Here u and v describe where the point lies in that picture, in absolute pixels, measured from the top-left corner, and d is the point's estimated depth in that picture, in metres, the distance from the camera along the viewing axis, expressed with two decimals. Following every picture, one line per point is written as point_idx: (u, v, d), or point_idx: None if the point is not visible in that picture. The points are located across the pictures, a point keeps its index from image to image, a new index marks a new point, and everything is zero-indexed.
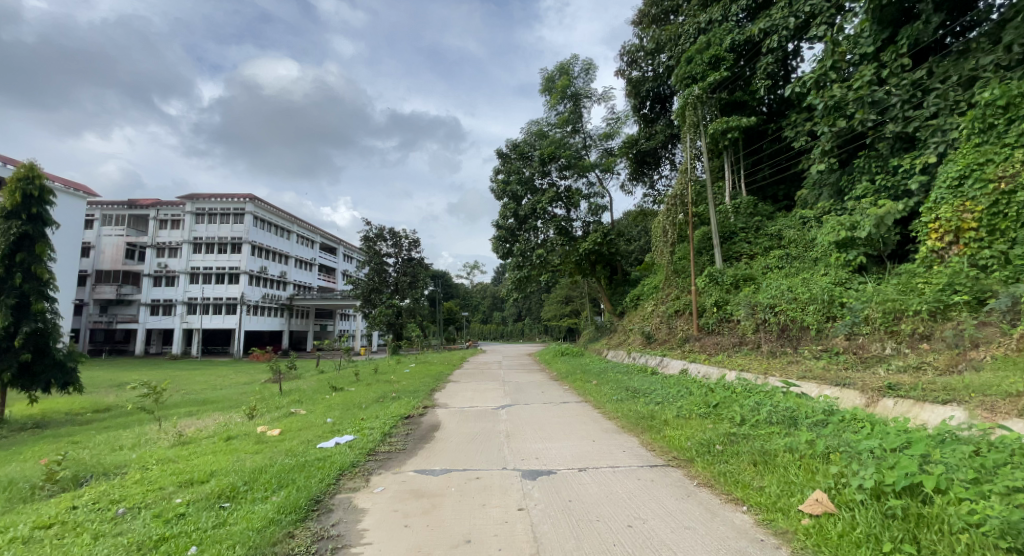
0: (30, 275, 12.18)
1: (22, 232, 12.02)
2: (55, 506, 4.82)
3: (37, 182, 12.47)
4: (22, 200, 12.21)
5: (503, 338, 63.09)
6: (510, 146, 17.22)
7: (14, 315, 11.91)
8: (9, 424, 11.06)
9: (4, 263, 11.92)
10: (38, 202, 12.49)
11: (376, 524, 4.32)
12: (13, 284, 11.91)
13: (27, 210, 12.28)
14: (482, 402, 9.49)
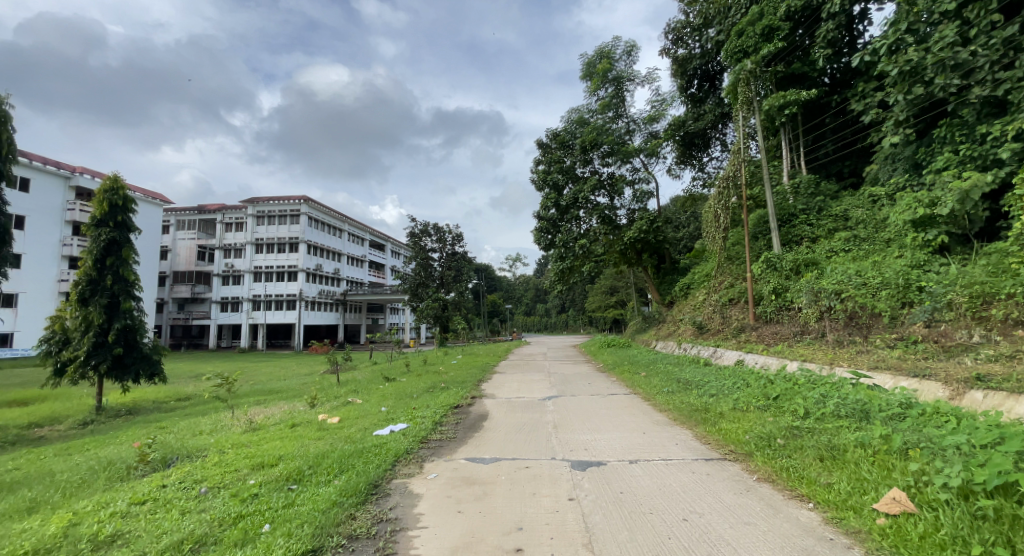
0: (119, 277, 13.19)
1: (110, 238, 13.03)
2: (147, 484, 5.20)
3: (122, 193, 13.43)
4: (110, 209, 13.19)
5: (547, 331, 62.86)
6: (551, 136, 17.35)
7: (107, 313, 12.97)
8: (106, 410, 12.10)
9: (97, 267, 12.95)
10: (123, 211, 13.45)
11: (430, 509, 4.37)
12: (105, 285, 12.94)
13: (115, 219, 13.23)
14: (529, 392, 9.46)
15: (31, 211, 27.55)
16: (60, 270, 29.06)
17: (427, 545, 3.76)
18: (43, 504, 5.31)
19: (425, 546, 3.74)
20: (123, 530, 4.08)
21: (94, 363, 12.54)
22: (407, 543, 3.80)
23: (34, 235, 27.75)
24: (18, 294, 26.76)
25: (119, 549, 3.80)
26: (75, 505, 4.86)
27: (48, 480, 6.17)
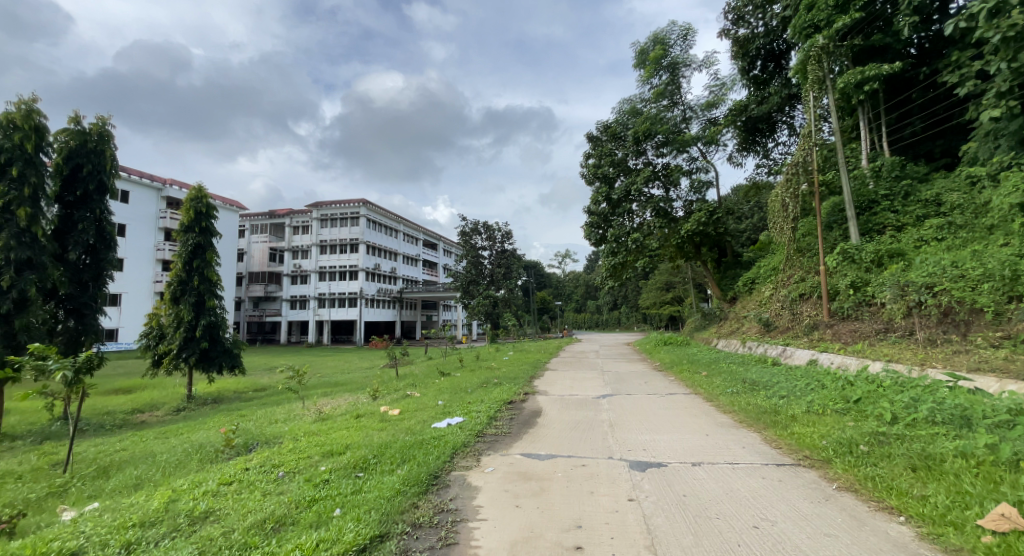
0: (205, 277, 14.14)
1: (196, 242, 14.02)
2: (233, 467, 5.50)
3: (205, 201, 14.42)
4: (195, 216, 14.17)
5: (599, 328, 61.93)
6: (602, 129, 16.91)
7: (195, 310, 13.96)
8: (195, 398, 13.02)
9: (185, 269, 13.94)
10: (207, 217, 14.41)
11: (489, 501, 4.34)
12: (193, 285, 13.93)
13: (200, 225, 14.18)
14: (583, 390, 9.27)
15: (131, 220, 30.20)
16: (155, 273, 31.68)
17: (486, 538, 3.73)
18: (146, 482, 5.72)
19: (484, 539, 3.71)
20: (214, 508, 4.31)
21: (185, 356, 13.52)
22: (467, 534, 3.79)
23: (133, 241, 30.41)
24: (120, 294, 29.44)
25: (211, 525, 4.01)
26: (173, 483, 5.21)
27: (150, 460, 6.67)
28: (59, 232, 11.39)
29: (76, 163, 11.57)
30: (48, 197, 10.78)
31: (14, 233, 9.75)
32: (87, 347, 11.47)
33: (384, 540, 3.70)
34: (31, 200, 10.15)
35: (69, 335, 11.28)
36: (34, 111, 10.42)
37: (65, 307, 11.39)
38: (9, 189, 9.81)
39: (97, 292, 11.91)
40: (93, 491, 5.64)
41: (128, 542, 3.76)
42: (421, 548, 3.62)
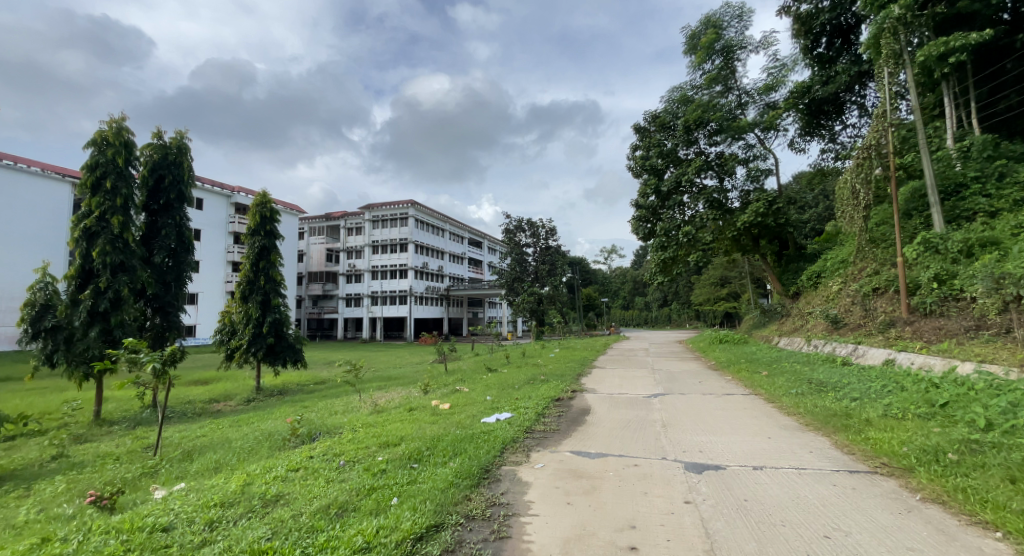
0: (270, 277, 14.85)
1: (261, 245, 14.71)
2: (298, 454, 5.70)
3: (269, 206, 15.03)
4: (261, 220, 14.89)
5: (647, 325, 60.44)
6: (650, 119, 16.42)
7: (262, 308, 14.68)
8: (264, 389, 13.65)
9: (253, 269, 14.69)
10: (272, 221, 15.08)
11: (540, 497, 4.28)
12: (259, 284, 14.64)
13: (265, 228, 14.87)
14: (634, 389, 9.00)
15: (205, 226, 32.27)
16: (226, 274, 33.66)
17: (538, 533, 3.67)
18: (224, 466, 6.01)
19: (537, 535, 3.65)
20: (283, 492, 4.45)
21: (254, 350, 14.21)
22: (520, 529, 3.76)
23: (207, 244, 32.41)
24: (197, 294, 31.44)
25: (282, 508, 4.14)
26: (246, 468, 5.46)
27: (226, 446, 7.04)
28: (144, 238, 12.25)
29: (159, 175, 12.32)
30: (136, 206, 11.55)
31: (108, 239, 10.56)
32: (171, 341, 12.30)
33: (440, 531, 3.73)
34: (122, 209, 10.91)
35: (155, 331, 12.13)
36: (122, 129, 11.15)
37: (152, 305, 12.27)
38: (102, 200, 10.65)
39: (178, 292, 12.74)
40: (179, 472, 5.97)
41: (211, 520, 3.94)
42: (475, 540, 3.62)
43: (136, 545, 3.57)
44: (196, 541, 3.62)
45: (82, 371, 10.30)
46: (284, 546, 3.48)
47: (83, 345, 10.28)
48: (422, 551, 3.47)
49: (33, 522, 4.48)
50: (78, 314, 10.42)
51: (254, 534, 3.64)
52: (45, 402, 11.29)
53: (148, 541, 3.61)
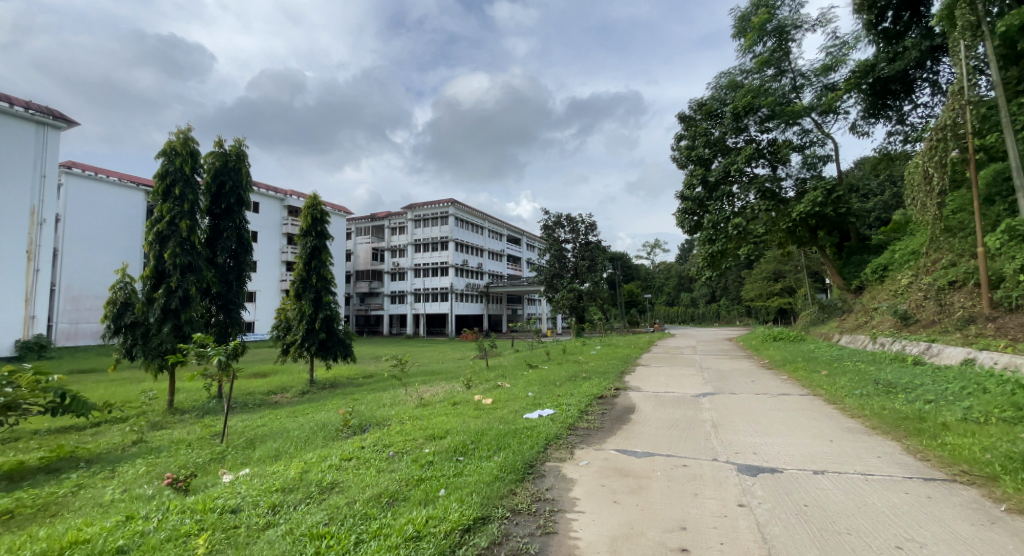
0: (321, 277, 15.28)
1: (313, 245, 15.16)
2: (350, 445, 5.79)
3: (320, 209, 15.43)
4: (313, 221, 15.32)
5: (693, 321, 58.60)
6: (696, 107, 15.84)
7: (314, 305, 15.13)
8: (317, 382, 14.09)
9: (305, 269, 15.16)
10: (322, 222, 15.49)
11: (586, 495, 4.17)
12: (311, 283, 15.10)
13: (316, 230, 15.29)
14: (681, 387, 8.67)
15: (262, 228, 33.67)
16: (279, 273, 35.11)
17: (585, 530, 3.60)
18: (283, 453, 6.17)
19: (584, 532, 3.58)
20: (338, 480, 4.50)
21: (307, 346, 14.69)
22: (566, 525, 3.69)
23: (264, 247, 33.83)
24: (255, 292, 32.97)
25: (337, 494, 4.19)
26: (303, 456, 5.59)
27: (284, 435, 7.26)
28: (208, 240, 12.80)
29: (220, 181, 12.85)
30: (201, 210, 12.16)
31: (178, 241, 11.18)
32: (234, 337, 12.84)
33: (486, 524, 3.70)
34: (189, 214, 11.50)
35: (219, 326, 12.63)
36: (188, 139, 11.71)
37: (216, 303, 12.75)
38: (172, 206, 11.27)
39: (239, 290, 13.27)
40: (244, 458, 6.17)
41: (273, 505, 4.02)
42: (521, 535, 3.58)
43: (208, 525, 3.70)
44: (261, 523, 3.70)
45: (157, 363, 10.88)
46: (341, 532, 3.51)
47: (158, 339, 10.86)
48: (470, 542, 3.45)
49: (116, 500, 4.72)
50: (153, 310, 11.04)
51: (312, 519, 3.69)
52: (124, 391, 12.08)
53: (219, 521, 3.74)
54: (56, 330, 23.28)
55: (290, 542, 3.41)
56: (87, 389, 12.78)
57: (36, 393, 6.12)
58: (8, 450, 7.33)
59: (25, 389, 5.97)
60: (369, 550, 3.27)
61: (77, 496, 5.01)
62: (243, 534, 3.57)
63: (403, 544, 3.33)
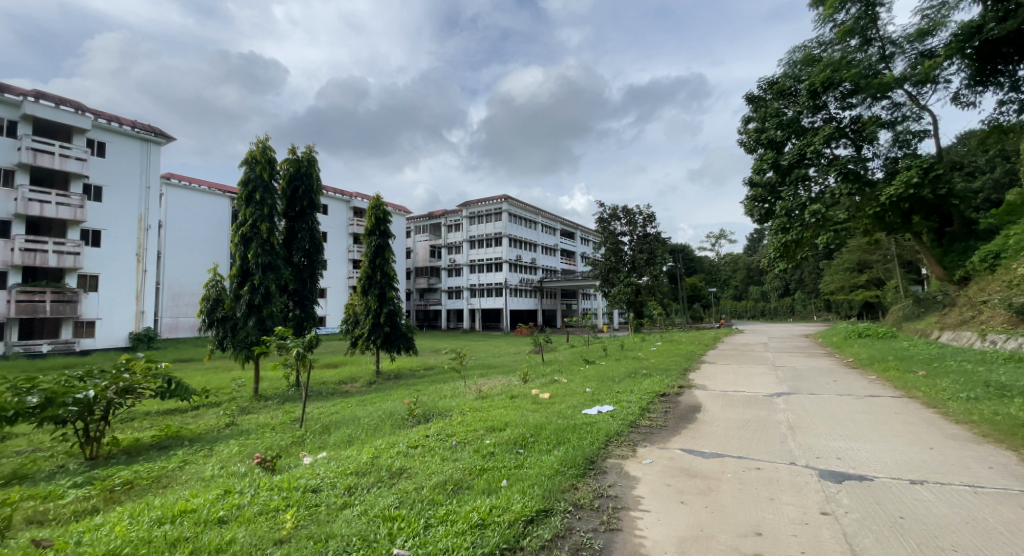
0: (385, 273, 15.76)
1: (377, 244, 15.66)
2: (415, 433, 5.87)
3: (383, 209, 15.92)
4: (376, 221, 15.80)
5: (764, 317, 55.34)
6: (767, 86, 14.84)
7: (378, 301, 15.63)
8: (382, 373, 14.57)
9: (370, 266, 15.68)
10: (385, 222, 15.92)
11: (650, 493, 3.95)
12: (375, 279, 15.63)
13: (379, 229, 15.73)
14: (751, 387, 8.14)
15: (330, 229, 35.38)
16: (347, 269, 36.75)
17: (651, 529, 3.39)
18: (356, 439, 6.36)
19: (650, 531, 3.37)
20: (406, 466, 4.55)
21: (373, 339, 15.19)
22: (631, 523, 3.50)
23: (332, 247, 35.53)
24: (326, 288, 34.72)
25: (406, 479, 4.23)
26: (373, 443, 5.73)
27: (355, 422, 7.51)
28: (284, 240, 13.52)
29: (294, 185, 13.54)
30: (279, 213, 12.90)
31: (259, 242, 11.93)
32: (309, 330, 13.56)
33: (550, 516, 3.58)
34: (268, 217, 12.24)
35: (296, 321, 13.38)
36: (266, 147, 12.46)
37: (292, 299, 13.47)
38: (253, 210, 12.01)
39: (313, 286, 13.99)
40: (321, 442, 6.42)
41: (348, 487, 4.11)
42: (585, 530, 3.43)
43: (294, 502, 3.83)
44: (339, 503, 3.79)
45: (245, 354, 11.65)
46: (410, 515, 3.52)
47: (245, 331, 11.63)
48: (534, 533, 3.34)
49: (215, 475, 5.01)
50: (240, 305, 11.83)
51: (384, 502, 3.74)
52: (217, 379, 13.08)
53: (302, 499, 3.86)
54: (160, 323, 25.66)
55: (365, 522, 3.45)
56: (185, 375, 13.95)
57: (147, 377, 6.68)
58: (124, 429, 8.12)
59: (140, 374, 6.55)
60: (438, 534, 3.25)
61: (183, 470, 5.37)
62: (324, 511, 3.66)
63: (469, 531, 3.30)
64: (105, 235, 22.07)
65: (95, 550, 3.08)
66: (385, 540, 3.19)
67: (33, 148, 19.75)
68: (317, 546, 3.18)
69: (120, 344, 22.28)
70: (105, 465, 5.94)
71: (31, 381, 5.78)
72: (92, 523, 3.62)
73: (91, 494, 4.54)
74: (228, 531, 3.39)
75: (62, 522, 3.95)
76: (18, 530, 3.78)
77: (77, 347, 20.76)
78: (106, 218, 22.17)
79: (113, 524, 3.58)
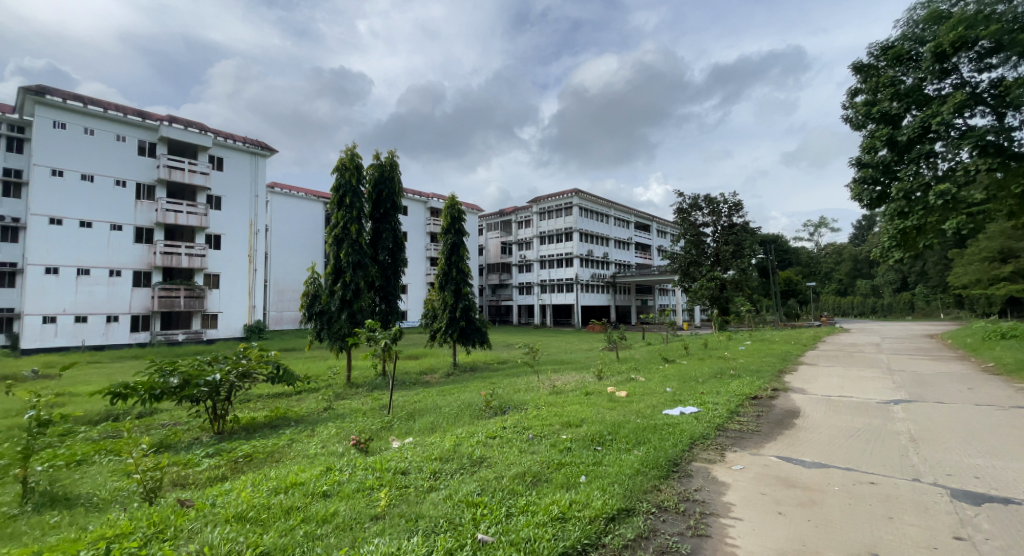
0: (461, 270, 16.20)
1: (452, 242, 16.12)
2: (493, 424, 5.97)
3: (458, 208, 16.37)
4: (452, 220, 16.25)
5: (875, 314, 49.63)
6: (880, 53, 13.29)
7: (455, 296, 16.09)
8: (459, 365, 15.04)
9: (447, 264, 16.19)
10: (459, 221, 16.34)
11: (743, 501, 3.71)
12: (452, 276, 16.12)
13: (455, 227, 16.19)
14: (858, 392, 7.36)
15: (409, 228, 37.04)
16: (425, 267, 38.33)
17: (746, 539, 3.19)
18: (438, 427, 6.62)
19: (744, 540, 3.18)
20: (486, 455, 4.67)
21: (450, 333, 15.70)
22: (721, 530, 3.31)
23: (411, 246, 37.21)
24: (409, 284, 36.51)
25: (486, 468, 4.33)
26: (455, 431, 5.91)
27: (436, 411, 7.81)
28: (371, 240, 14.34)
29: (379, 189, 14.29)
30: (366, 215, 13.73)
31: (350, 243, 12.81)
32: (394, 324, 14.30)
33: (632, 516, 3.49)
34: (357, 220, 13.09)
35: (382, 315, 14.18)
36: (354, 154, 13.29)
37: (379, 294, 14.27)
38: (343, 213, 12.93)
39: (396, 282, 14.74)
40: (407, 428, 6.76)
41: (434, 471, 4.29)
42: (671, 533, 3.30)
43: (387, 482, 4.07)
44: (425, 485, 3.97)
45: (339, 344, 12.55)
46: (492, 503, 3.60)
47: (338, 324, 12.55)
48: (616, 532, 3.28)
49: (318, 453, 5.46)
50: (334, 300, 12.82)
51: (467, 488, 3.86)
52: (315, 367, 14.24)
53: (393, 480, 4.09)
54: (268, 315, 28.48)
55: (450, 505, 3.58)
56: (290, 363, 15.35)
57: (261, 363, 7.42)
58: (242, 408, 9.10)
59: (254, 360, 7.30)
60: (519, 524, 3.29)
61: (292, 447, 5.92)
62: (413, 492, 3.85)
63: (550, 523, 3.31)
64: (224, 238, 24.81)
65: (228, 512, 3.48)
66: (470, 525, 3.29)
67: (168, 165, 22.58)
68: (409, 524, 3.35)
69: (236, 334, 24.97)
70: (230, 439, 6.72)
71: (173, 363, 6.66)
72: (223, 489, 4.08)
73: (219, 464, 5.14)
74: (332, 504, 3.68)
75: (200, 485, 4.53)
76: (167, 490, 4.38)
77: (204, 336, 23.56)
78: (224, 223, 24.90)
79: (239, 490, 4.02)
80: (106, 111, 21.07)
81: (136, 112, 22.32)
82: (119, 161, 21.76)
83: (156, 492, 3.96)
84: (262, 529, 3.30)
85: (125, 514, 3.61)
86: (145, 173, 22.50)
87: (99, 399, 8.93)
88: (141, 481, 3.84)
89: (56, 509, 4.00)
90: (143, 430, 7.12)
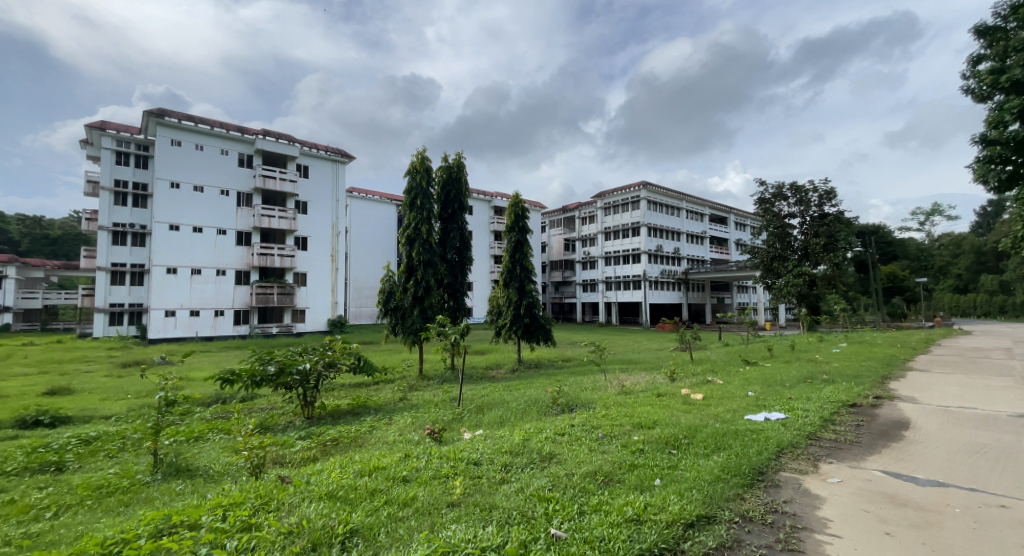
0: (525, 267, 16.26)
1: (517, 239, 16.21)
2: (561, 421, 5.91)
3: (522, 205, 16.48)
4: (516, 218, 16.37)
5: (1006, 314, 43.24)
6: (1009, 12, 11.51)
7: (519, 293, 16.14)
8: (524, 362, 15.11)
9: (512, 261, 16.32)
10: (523, 218, 16.44)
11: (842, 517, 3.39)
12: (517, 273, 16.21)
13: (518, 225, 16.27)
14: (983, 403, 6.46)
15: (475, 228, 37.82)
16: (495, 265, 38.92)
17: None
18: (506, 421, 6.68)
19: None
20: (556, 451, 4.64)
21: (515, 329, 15.78)
22: (816, 547, 3.05)
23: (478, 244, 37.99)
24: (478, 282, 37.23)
25: (556, 465, 4.30)
26: (524, 426, 5.93)
27: (504, 405, 7.87)
28: (440, 240, 14.78)
29: (448, 190, 14.71)
30: (435, 216, 14.18)
31: (421, 242, 13.30)
32: (462, 320, 14.62)
33: (713, 524, 3.31)
34: (427, 220, 13.57)
35: (451, 310, 14.56)
36: (424, 157, 13.75)
37: (448, 291, 14.64)
38: (416, 214, 13.44)
39: (464, 280, 15.08)
40: (477, 421, 6.88)
41: (505, 464, 4.34)
42: (757, 545, 3.10)
43: (461, 471, 4.17)
44: (497, 477, 4.02)
45: (412, 338, 13.02)
46: (564, 499, 3.57)
47: (412, 319, 13.02)
48: (696, 539, 3.13)
49: (396, 440, 5.73)
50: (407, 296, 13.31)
51: (538, 482, 3.86)
52: (391, 360, 14.94)
53: (467, 470, 4.19)
54: (348, 311, 30.27)
55: (521, 498, 3.60)
56: (369, 356, 16.23)
57: (345, 355, 7.92)
58: (327, 396, 9.76)
59: (338, 352, 7.81)
60: (592, 522, 3.23)
61: (372, 433, 6.26)
62: (485, 483, 3.91)
63: (625, 524, 3.22)
64: (311, 240, 26.78)
65: (320, 490, 3.75)
66: (542, 519, 3.28)
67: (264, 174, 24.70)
68: (482, 513, 3.41)
69: (321, 328, 26.86)
70: (319, 423, 7.24)
71: (269, 354, 7.32)
72: (315, 468, 4.39)
73: (310, 446, 5.55)
74: (411, 489, 3.83)
75: (295, 463, 4.94)
76: (269, 467, 4.80)
77: (294, 329, 25.61)
78: (311, 225, 26.83)
79: (329, 470, 4.31)
80: (213, 129, 23.45)
81: (237, 128, 24.64)
82: (224, 172, 24.13)
83: (260, 467, 4.35)
84: (350, 507, 3.51)
85: (236, 485, 4.00)
86: (245, 183, 24.75)
87: (210, 384, 9.99)
88: (247, 457, 4.26)
89: (180, 478, 4.52)
90: (246, 413, 7.86)
